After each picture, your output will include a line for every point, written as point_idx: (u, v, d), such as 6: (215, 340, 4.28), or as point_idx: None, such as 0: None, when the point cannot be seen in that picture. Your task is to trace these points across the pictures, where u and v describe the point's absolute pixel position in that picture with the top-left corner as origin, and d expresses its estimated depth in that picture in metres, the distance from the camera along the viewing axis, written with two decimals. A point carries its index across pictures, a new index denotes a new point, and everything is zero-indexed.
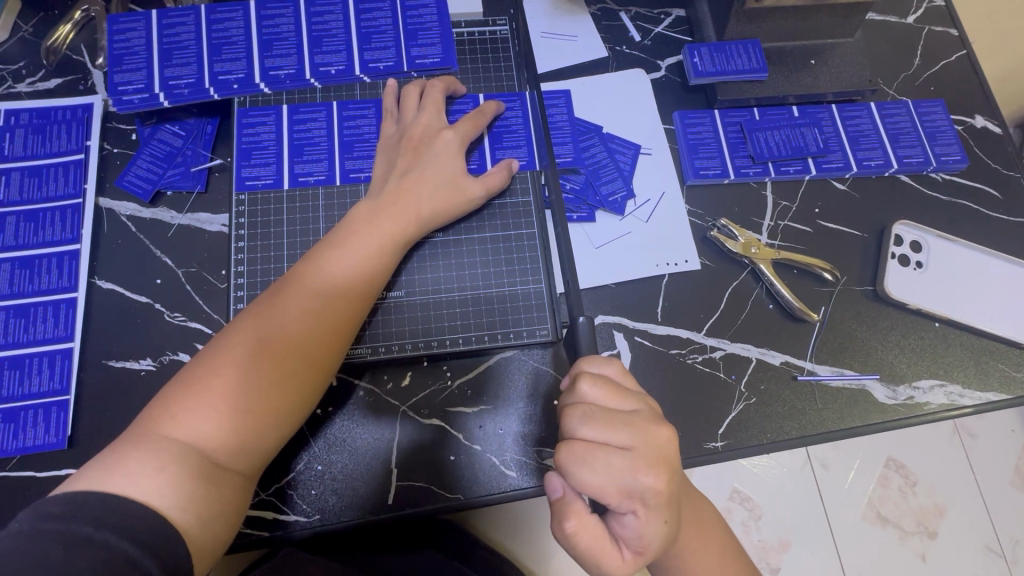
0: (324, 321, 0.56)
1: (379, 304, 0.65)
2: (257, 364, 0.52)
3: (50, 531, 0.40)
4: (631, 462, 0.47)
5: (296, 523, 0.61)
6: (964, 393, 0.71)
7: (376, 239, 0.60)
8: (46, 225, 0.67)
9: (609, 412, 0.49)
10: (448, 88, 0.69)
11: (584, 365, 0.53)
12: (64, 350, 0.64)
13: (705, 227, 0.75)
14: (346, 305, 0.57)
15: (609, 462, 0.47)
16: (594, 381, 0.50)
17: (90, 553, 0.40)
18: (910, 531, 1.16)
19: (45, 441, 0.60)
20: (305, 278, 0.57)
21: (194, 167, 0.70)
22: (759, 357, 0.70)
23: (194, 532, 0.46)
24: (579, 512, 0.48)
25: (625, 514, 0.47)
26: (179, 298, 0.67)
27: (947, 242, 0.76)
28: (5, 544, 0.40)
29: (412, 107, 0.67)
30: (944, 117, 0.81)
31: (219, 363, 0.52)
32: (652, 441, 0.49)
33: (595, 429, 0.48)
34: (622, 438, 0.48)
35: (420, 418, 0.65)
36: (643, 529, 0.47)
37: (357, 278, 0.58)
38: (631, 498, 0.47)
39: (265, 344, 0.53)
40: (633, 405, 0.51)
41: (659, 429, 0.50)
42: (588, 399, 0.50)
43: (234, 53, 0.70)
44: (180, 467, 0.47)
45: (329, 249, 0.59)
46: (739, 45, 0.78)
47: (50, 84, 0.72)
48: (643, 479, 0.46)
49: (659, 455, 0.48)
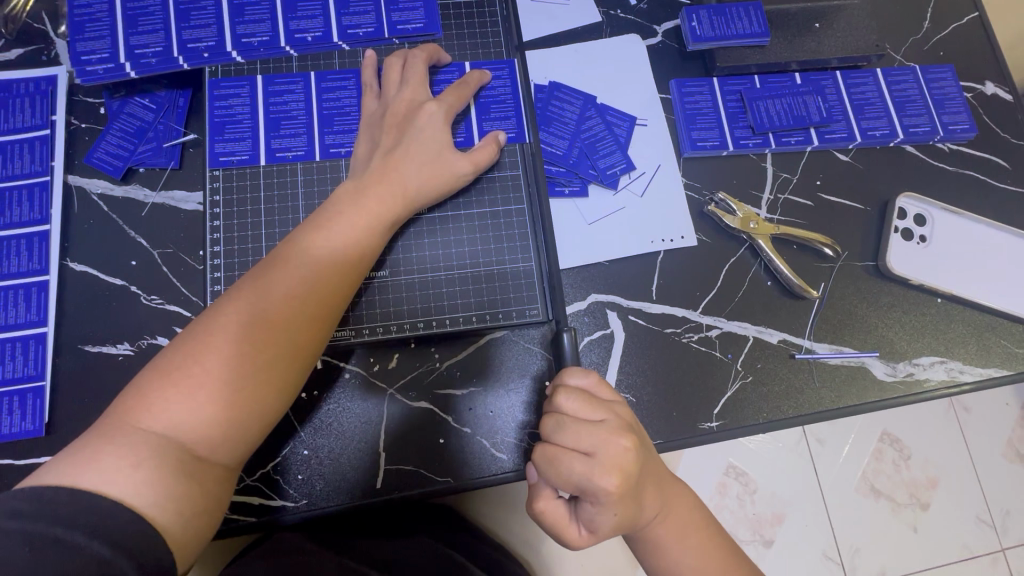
0: (310, 306, 0.53)
1: (365, 285, 0.63)
2: (239, 352, 0.50)
3: (16, 532, 0.39)
4: (588, 467, 0.46)
5: (284, 508, 0.60)
6: (964, 370, 0.70)
7: (362, 219, 0.57)
8: (14, 205, 0.64)
9: (578, 422, 0.48)
10: (432, 58, 0.65)
11: (564, 377, 0.51)
12: (37, 335, 0.61)
13: (702, 201, 0.72)
14: (332, 289, 0.55)
15: (568, 465, 0.46)
16: (570, 393, 0.49)
17: (60, 554, 0.39)
18: (903, 502, 1.17)
19: (23, 428, 0.59)
20: (288, 260, 0.54)
21: (166, 142, 0.67)
22: (756, 336, 0.68)
23: (176, 531, 0.45)
24: (548, 495, 0.49)
25: (586, 506, 0.47)
26: (156, 280, 0.64)
27: (952, 215, 0.74)
28: None
29: (394, 79, 0.63)
30: (952, 84, 0.77)
31: (198, 350, 0.49)
32: (615, 448, 0.47)
33: (562, 434, 0.47)
34: (586, 444, 0.46)
35: (408, 400, 0.63)
36: (603, 522, 0.47)
37: (343, 261, 0.56)
38: (589, 495, 0.46)
39: (247, 330, 0.51)
40: (602, 415, 0.48)
41: (623, 439, 0.47)
42: (564, 409, 0.49)
43: (203, 19, 0.65)
44: (159, 462, 0.45)
45: (313, 229, 0.56)
46: (739, 8, 0.74)
47: (11, 55, 0.68)
48: (598, 483, 0.45)
49: (618, 462, 0.46)
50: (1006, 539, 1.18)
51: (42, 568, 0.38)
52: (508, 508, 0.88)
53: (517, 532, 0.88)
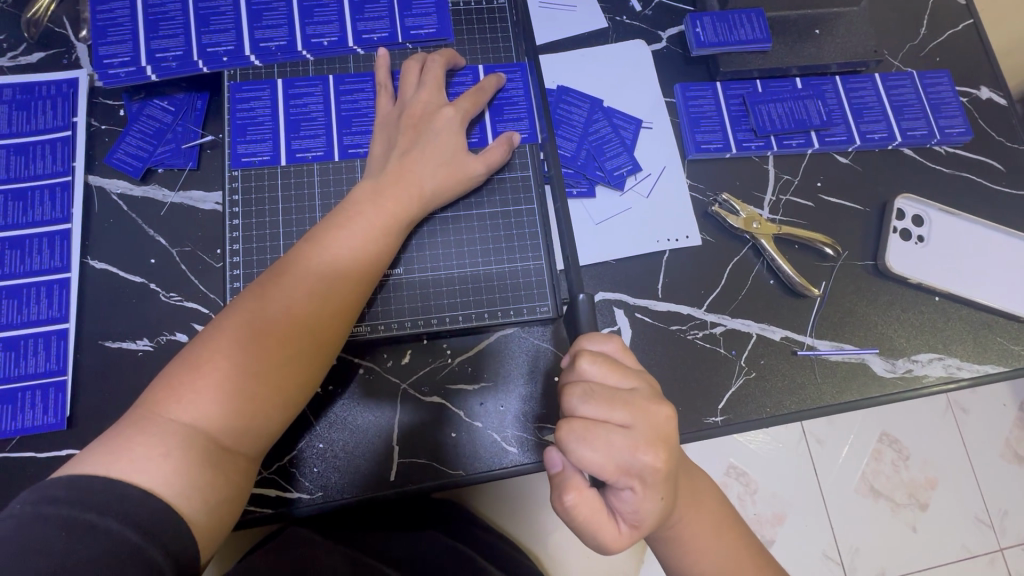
0: (330, 304, 0.55)
1: (383, 282, 0.65)
2: (263, 347, 0.52)
3: (52, 516, 0.40)
4: (630, 440, 0.47)
5: (299, 500, 0.61)
6: (962, 366, 0.71)
7: (380, 219, 0.59)
8: (36, 204, 0.66)
9: (608, 390, 0.49)
10: (449, 63, 0.67)
11: (584, 343, 0.53)
12: (59, 331, 0.63)
13: (706, 202, 0.74)
14: (352, 287, 0.57)
15: (610, 439, 0.47)
16: (594, 359, 0.51)
17: (92, 539, 0.40)
18: (902, 503, 1.19)
19: (45, 422, 0.60)
20: (309, 259, 0.56)
21: (185, 144, 0.68)
22: (759, 333, 0.70)
23: (202, 519, 0.46)
24: (578, 485, 0.49)
25: (622, 489, 0.48)
26: (174, 277, 0.66)
27: (949, 216, 0.76)
28: (7, 526, 0.40)
29: (412, 83, 0.65)
30: (948, 89, 0.79)
31: (224, 345, 0.51)
32: (651, 418, 0.49)
33: (594, 408, 0.48)
34: (621, 416, 0.48)
35: (420, 395, 0.65)
36: (640, 504, 0.48)
37: (362, 260, 0.58)
38: (629, 473, 0.47)
39: (271, 326, 0.53)
40: (633, 382, 0.51)
41: (658, 407, 0.50)
42: (588, 376, 0.51)
43: (222, 24, 0.67)
44: (187, 453, 0.47)
45: (333, 228, 0.58)
46: (741, 15, 0.76)
47: (33, 58, 0.70)
48: (642, 457, 0.47)
49: (657, 433, 0.48)
50: (1004, 538, 1.20)
51: (76, 553, 0.39)
52: (515, 505, 0.89)
53: (523, 528, 0.89)
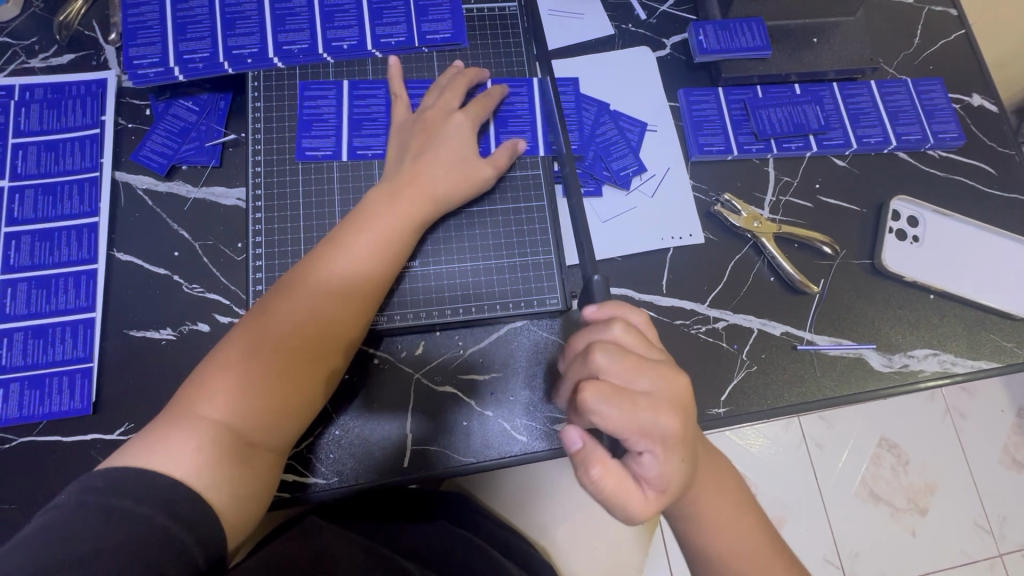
0: (351, 305, 0.58)
1: (403, 274, 0.67)
2: (290, 348, 0.55)
3: (92, 505, 0.42)
4: (654, 403, 0.49)
5: (316, 485, 0.63)
6: (956, 362, 0.74)
7: (397, 222, 0.61)
8: (65, 199, 0.68)
9: (636, 357, 0.51)
10: (474, 77, 0.70)
11: (616, 313, 0.55)
12: (86, 320, 0.65)
13: (709, 202, 0.77)
14: (372, 289, 0.59)
15: (636, 404, 0.48)
16: (627, 328, 0.53)
17: (131, 526, 0.42)
18: (903, 508, 1.20)
19: (71, 407, 0.62)
20: (332, 262, 0.58)
21: (208, 142, 0.71)
22: (760, 328, 0.72)
23: (230, 511, 0.48)
24: (602, 458, 0.49)
25: (643, 454, 0.50)
26: (197, 270, 0.68)
27: (943, 217, 0.78)
28: (49, 515, 0.42)
29: (433, 94, 0.69)
30: (942, 96, 0.82)
31: (255, 346, 0.54)
32: (675, 388, 0.51)
33: (617, 372, 0.50)
34: (643, 381, 0.50)
35: (433, 384, 0.67)
36: (663, 468, 0.50)
37: (380, 262, 0.60)
38: (652, 438, 0.49)
39: (298, 328, 0.55)
40: (657, 354, 0.53)
41: (679, 376, 0.52)
42: (619, 342, 0.52)
43: (247, 28, 0.70)
44: (219, 447, 0.49)
45: (354, 231, 0.60)
46: (742, 23, 0.80)
47: (63, 59, 0.73)
48: (663, 420, 0.49)
49: (677, 398, 0.50)
50: (1003, 544, 1.21)
51: (114, 538, 0.41)
52: (521, 498, 0.91)
53: (529, 522, 0.91)
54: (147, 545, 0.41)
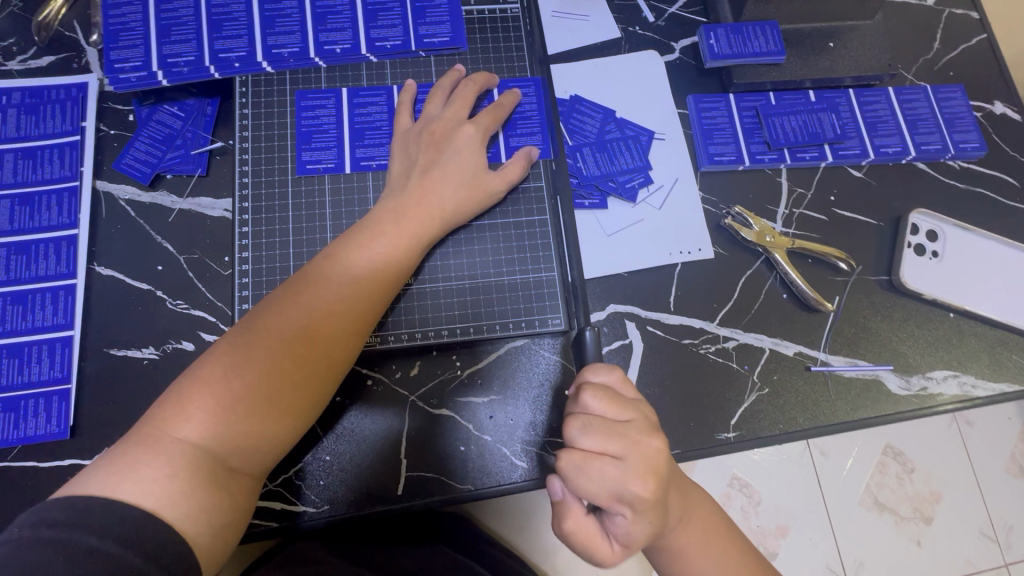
0: (348, 323, 0.55)
1: (403, 291, 0.64)
2: (280, 364, 0.51)
3: (51, 541, 0.39)
4: (622, 471, 0.46)
5: (305, 514, 0.60)
6: (977, 384, 0.70)
7: (401, 239, 0.59)
8: (43, 209, 0.65)
9: (606, 422, 0.48)
10: (485, 84, 0.67)
11: (587, 375, 0.53)
12: (64, 338, 0.62)
13: (719, 214, 0.73)
14: (370, 307, 0.56)
15: (603, 471, 0.46)
16: (596, 392, 0.50)
17: (94, 563, 0.39)
18: (906, 517, 1.17)
19: (47, 431, 0.59)
20: (332, 275, 0.55)
21: (194, 150, 0.68)
22: (772, 348, 0.69)
23: (204, 543, 0.46)
24: (575, 513, 0.49)
25: (616, 517, 0.48)
26: (182, 285, 0.65)
27: (964, 231, 0.75)
28: (4, 550, 0.39)
29: (439, 100, 0.66)
30: (963, 103, 0.79)
31: (243, 360, 0.51)
32: (644, 451, 0.48)
33: (592, 439, 0.48)
34: (616, 448, 0.47)
35: (429, 408, 0.64)
36: (633, 532, 0.48)
37: (381, 278, 0.57)
38: (620, 504, 0.47)
39: (291, 343, 0.52)
40: (630, 415, 0.50)
41: (652, 440, 0.49)
42: (589, 406, 0.50)
43: (235, 30, 0.67)
44: (194, 474, 0.46)
45: (355, 245, 0.57)
46: (755, 27, 0.76)
47: (43, 62, 0.70)
48: (632, 488, 0.46)
49: (650, 467, 0.48)
50: (1010, 554, 1.18)
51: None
52: (520, 519, 0.88)
53: (527, 545, 0.88)
54: None
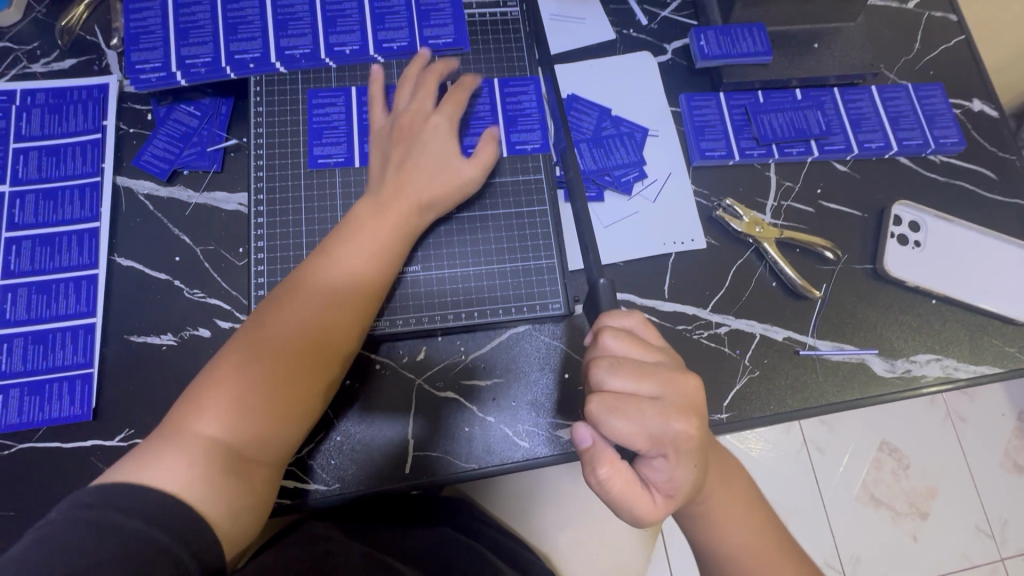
0: (343, 318, 0.58)
1: (395, 283, 0.67)
2: (283, 360, 0.54)
3: (82, 520, 0.42)
4: (662, 408, 0.50)
5: (318, 492, 0.63)
6: (959, 367, 0.74)
7: (386, 231, 0.62)
8: (65, 203, 0.68)
9: (635, 363, 0.52)
10: (444, 71, 0.70)
11: (606, 320, 0.56)
12: (86, 325, 0.65)
13: (711, 207, 0.77)
14: (360, 299, 0.59)
15: (642, 409, 0.49)
16: (617, 335, 0.53)
17: (121, 540, 0.41)
18: (903, 512, 1.20)
19: (71, 413, 0.62)
20: (323, 276, 0.58)
21: (210, 147, 0.71)
22: (762, 333, 0.72)
23: (225, 525, 0.49)
24: (610, 459, 0.49)
25: (654, 458, 0.50)
26: (199, 275, 0.68)
27: (944, 222, 0.78)
28: (40, 532, 0.41)
29: (406, 93, 0.68)
30: (943, 101, 0.83)
31: (248, 359, 0.54)
32: (678, 390, 0.51)
33: (625, 379, 0.50)
34: (650, 386, 0.50)
35: (435, 390, 0.67)
36: (673, 472, 0.50)
37: (372, 272, 0.60)
38: (662, 443, 0.49)
39: (292, 341, 0.55)
40: (656, 356, 0.53)
41: (684, 377, 0.52)
42: (613, 351, 0.53)
43: (249, 33, 0.70)
44: (212, 463, 0.49)
45: (341, 243, 0.60)
46: (744, 29, 0.80)
47: (65, 64, 0.73)
48: (674, 425, 0.49)
49: (687, 402, 0.51)
50: (1005, 548, 1.20)
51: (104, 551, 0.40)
52: (523, 504, 0.91)
53: (530, 529, 0.91)
54: (139, 560, 0.41)
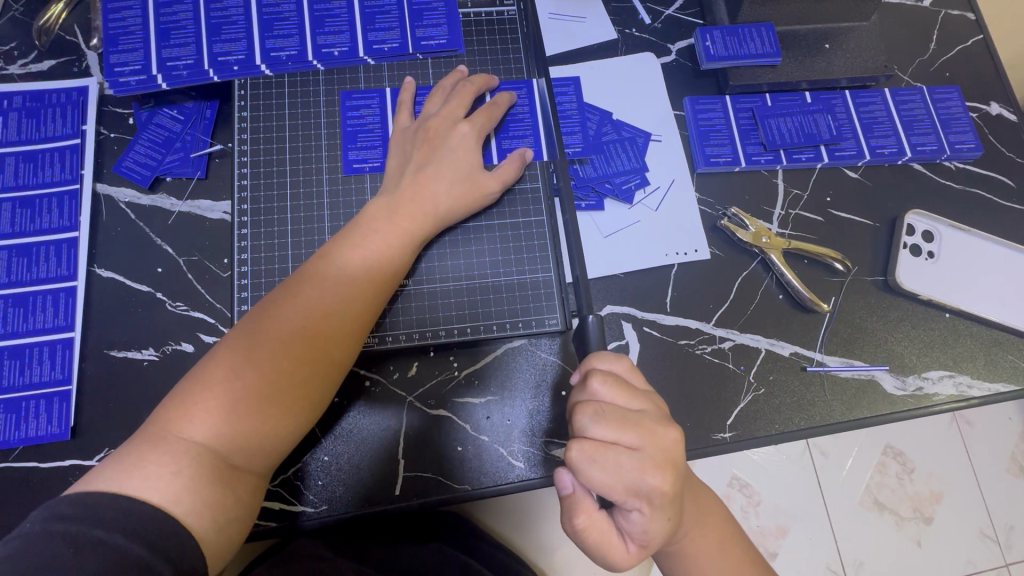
0: (345, 322, 0.55)
1: (398, 292, 0.64)
2: (279, 364, 0.52)
3: (60, 533, 0.40)
4: (639, 462, 0.47)
5: (304, 514, 0.60)
6: (973, 385, 0.71)
7: (396, 236, 0.59)
8: (43, 212, 0.66)
9: (618, 411, 0.49)
10: (484, 86, 0.67)
11: (595, 361, 0.53)
12: (64, 340, 0.63)
13: (715, 216, 0.74)
14: (365, 305, 0.57)
15: (619, 461, 0.47)
16: (605, 379, 0.51)
17: (100, 555, 0.40)
18: (907, 517, 1.17)
19: (48, 432, 0.60)
20: (327, 277, 0.56)
21: (193, 153, 0.68)
22: (768, 348, 0.69)
23: (210, 538, 0.46)
24: (588, 509, 0.49)
25: (631, 511, 0.48)
26: (181, 287, 0.65)
27: (959, 232, 0.75)
28: (15, 544, 0.40)
29: (439, 99, 0.66)
30: (959, 104, 0.79)
31: (243, 361, 0.51)
32: (658, 441, 0.49)
33: (605, 429, 0.48)
34: (631, 438, 0.48)
35: (426, 408, 0.64)
36: (648, 525, 0.48)
37: (379, 275, 0.58)
38: (638, 496, 0.47)
39: (289, 343, 0.53)
40: (641, 404, 0.51)
41: (667, 430, 0.50)
42: (599, 396, 0.50)
43: (233, 33, 0.67)
44: (199, 471, 0.47)
45: (348, 245, 0.58)
46: (751, 29, 0.77)
47: (43, 66, 0.70)
48: (650, 480, 0.47)
49: (667, 457, 0.49)
50: (1010, 554, 1.18)
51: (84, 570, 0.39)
52: (519, 518, 0.89)
53: (525, 544, 0.89)
54: None
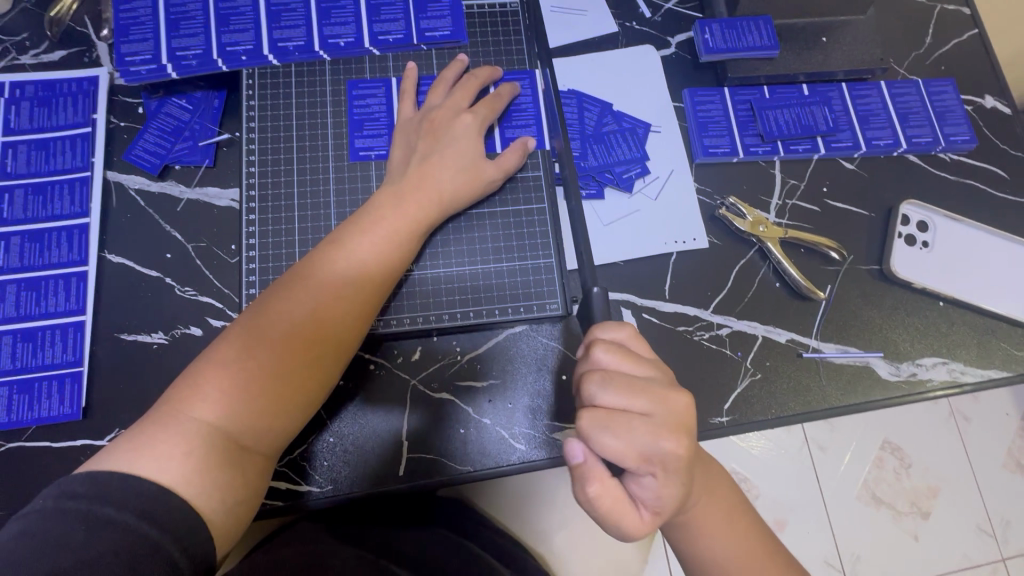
0: (353, 307, 0.57)
1: (404, 278, 0.66)
2: (290, 347, 0.53)
3: (73, 512, 0.41)
4: (652, 426, 0.48)
5: (310, 494, 0.62)
6: (966, 371, 0.72)
7: (403, 223, 0.60)
8: (55, 198, 0.67)
9: (626, 377, 0.50)
10: (487, 78, 0.69)
11: (597, 332, 0.54)
12: (76, 323, 0.64)
13: (713, 206, 0.75)
14: (372, 291, 0.58)
15: (632, 426, 0.48)
16: (608, 347, 0.52)
17: (111, 534, 0.41)
18: (904, 511, 1.19)
19: (60, 412, 0.61)
20: (336, 262, 0.57)
21: (201, 141, 0.70)
22: (765, 335, 0.71)
23: (218, 520, 0.48)
24: (600, 476, 0.48)
25: (643, 475, 0.49)
26: (190, 273, 0.67)
27: (954, 222, 0.76)
28: (30, 520, 0.41)
29: (441, 91, 0.68)
30: (954, 97, 0.80)
31: (254, 344, 0.53)
32: (666, 407, 0.50)
33: (615, 395, 0.49)
34: (642, 403, 0.49)
35: (430, 391, 0.66)
36: (661, 490, 0.49)
37: (387, 262, 0.59)
38: (651, 460, 0.48)
39: (299, 326, 0.54)
40: (647, 370, 0.52)
41: (676, 395, 0.51)
42: (605, 364, 0.52)
43: (241, 24, 0.69)
44: (208, 453, 0.48)
45: (357, 231, 0.59)
46: (749, 21, 0.78)
47: (55, 56, 0.72)
48: (663, 444, 0.48)
49: (677, 421, 0.50)
50: (1006, 548, 1.19)
51: (94, 549, 0.40)
52: (519, 504, 0.91)
53: (526, 529, 0.91)
54: (130, 555, 0.41)
